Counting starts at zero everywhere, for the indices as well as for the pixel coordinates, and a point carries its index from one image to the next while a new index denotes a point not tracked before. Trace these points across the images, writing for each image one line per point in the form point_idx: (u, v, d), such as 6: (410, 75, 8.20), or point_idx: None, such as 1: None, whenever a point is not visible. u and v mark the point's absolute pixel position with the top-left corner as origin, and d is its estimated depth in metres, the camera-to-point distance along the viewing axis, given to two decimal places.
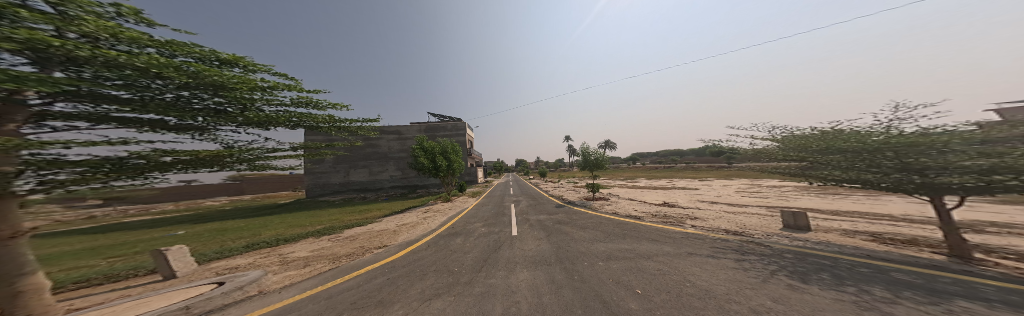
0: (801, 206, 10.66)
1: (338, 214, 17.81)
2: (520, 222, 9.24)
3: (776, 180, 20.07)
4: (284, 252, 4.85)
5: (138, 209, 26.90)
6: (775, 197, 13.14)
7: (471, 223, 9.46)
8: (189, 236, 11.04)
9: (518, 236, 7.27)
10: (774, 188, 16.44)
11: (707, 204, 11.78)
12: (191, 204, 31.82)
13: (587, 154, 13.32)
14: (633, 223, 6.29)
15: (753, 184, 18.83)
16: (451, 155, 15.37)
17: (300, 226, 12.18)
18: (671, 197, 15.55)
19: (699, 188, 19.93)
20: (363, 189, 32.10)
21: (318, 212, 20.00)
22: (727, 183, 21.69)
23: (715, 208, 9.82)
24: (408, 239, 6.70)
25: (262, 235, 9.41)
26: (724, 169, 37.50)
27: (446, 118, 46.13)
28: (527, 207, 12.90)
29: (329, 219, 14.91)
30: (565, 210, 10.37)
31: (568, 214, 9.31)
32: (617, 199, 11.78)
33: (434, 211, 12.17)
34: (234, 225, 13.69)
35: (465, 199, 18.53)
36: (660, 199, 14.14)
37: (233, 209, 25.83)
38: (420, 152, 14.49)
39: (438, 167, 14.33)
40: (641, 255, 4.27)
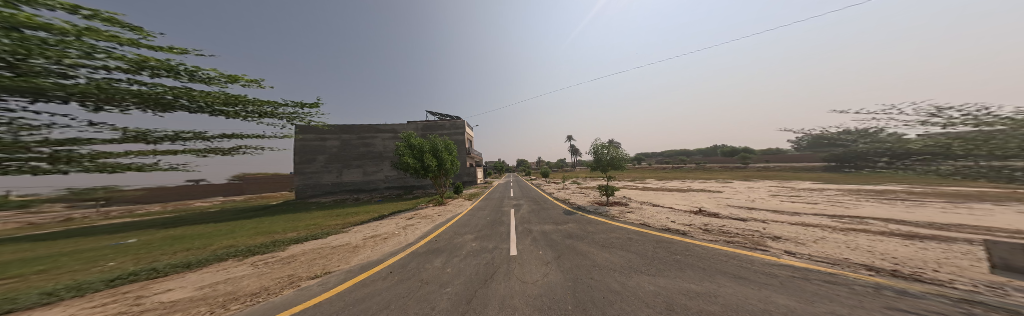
0: (868, 213, 8.62)
1: (322, 218, 16.28)
2: (520, 234, 7.47)
3: (811, 182, 17.78)
4: (150, 292, 3.28)
5: (121, 211, 25.75)
6: (823, 202, 11.09)
7: (460, 235, 7.69)
8: (132, 247, 9.49)
9: (518, 256, 5.46)
10: (814, 191, 14.30)
11: (746, 211, 9.77)
12: (180, 204, 30.66)
13: (601, 153, 11.43)
14: (682, 244, 4.38)
15: (786, 187, 16.61)
16: (443, 153, 13.50)
17: (267, 234, 10.57)
18: (695, 202, 13.51)
19: (722, 191, 17.84)
20: (356, 190, 30.59)
21: (302, 215, 18.45)
22: (753, 185, 19.50)
23: (765, 217, 7.85)
24: (367, 261, 4.97)
25: (209, 248, 7.80)
26: (741, 169, 35.04)
27: (445, 116, 44.94)
28: (529, 213, 11.12)
29: (305, 225, 13.29)
30: (575, 218, 8.57)
31: (580, 224, 7.49)
32: (637, 204, 9.84)
33: (421, 218, 10.48)
34: (201, 231, 12.23)
35: (460, 202, 16.81)
36: (684, 205, 12.16)
37: (219, 211, 24.50)
38: (406, 151, 12.79)
39: (426, 167, 12.55)
40: (731, 310, 2.35)
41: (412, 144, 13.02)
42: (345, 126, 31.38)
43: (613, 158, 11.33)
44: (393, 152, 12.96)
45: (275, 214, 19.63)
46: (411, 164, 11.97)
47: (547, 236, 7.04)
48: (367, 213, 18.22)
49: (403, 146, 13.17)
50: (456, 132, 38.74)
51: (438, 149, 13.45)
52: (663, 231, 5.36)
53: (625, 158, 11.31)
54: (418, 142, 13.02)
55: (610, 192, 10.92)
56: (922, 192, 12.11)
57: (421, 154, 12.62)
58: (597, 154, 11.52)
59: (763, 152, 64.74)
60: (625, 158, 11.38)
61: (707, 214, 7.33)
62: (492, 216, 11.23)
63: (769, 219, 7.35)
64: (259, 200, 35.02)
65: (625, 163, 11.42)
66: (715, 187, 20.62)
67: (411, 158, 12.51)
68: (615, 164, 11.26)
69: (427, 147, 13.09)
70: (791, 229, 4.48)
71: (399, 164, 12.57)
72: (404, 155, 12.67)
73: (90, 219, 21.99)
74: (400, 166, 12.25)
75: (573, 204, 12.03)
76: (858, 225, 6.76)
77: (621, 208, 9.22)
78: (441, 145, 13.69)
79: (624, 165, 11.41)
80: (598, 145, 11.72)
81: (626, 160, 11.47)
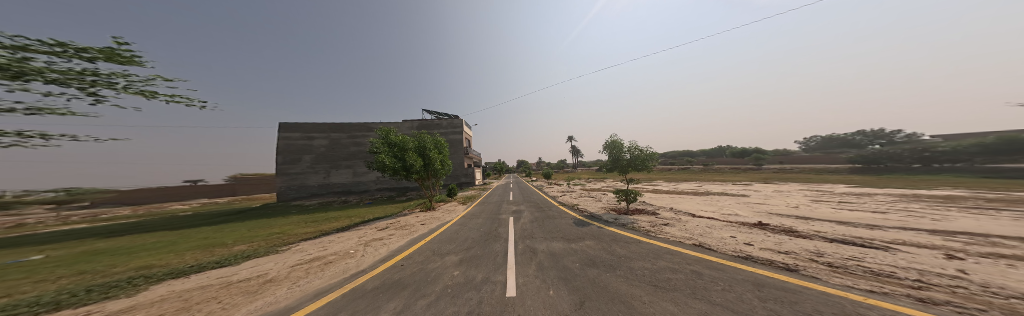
0: (971, 227, 6.64)
1: (295, 224, 14.25)
2: (521, 256, 5.55)
3: (850, 187, 15.83)
4: None
5: (85, 216, 23.51)
6: (891, 210, 9.13)
7: (439, 256, 5.71)
8: (21, 266, 7.41)
9: (517, 302, 3.44)
10: (864, 196, 12.32)
11: (804, 223, 7.74)
12: (154, 208, 28.36)
13: (619, 151, 9.41)
14: (836, 294, 2.27)
15: (822, 192, 14.67)
16: (429, 150, 11.45)
17: (210, 248, 8.60)
18: (727, 208, 11.49)
19: (747, 194, 15.99)
20: (345, 192, 28.60)
21: (274, 220, 16.41)
22: (780, 188, 17.60)
23: (845, 233, 5.84)
24: (261, 309, 2.93)
25: (102, 274, 5.79)
26: (756, 171, 33.47)
27: (443, 115, 43.57)
28: (531, 223, 9.22)
29: (264, 234, 11.20)
30: (592, 232, 6.62)
31: (603, 243, 5.54)
32: (667, 213, 7.86)
33: (400, 227, 8.53)
34: (139, 242, 10.22)
35: (452, 206, 14.89)
36: (715, 213, 10.19)
37: (192, 215, 22.40)
38: (384, 148, 10.85)
39: (408, 167, 10.53)
40: None
41: (391, 141, 11.06)
42: (334, 124, 29.51)
43: (633, 159, 9.30)
44: (368, 150, 11.07)
45: (248, 218, 17.61)
46: (388, 164, 9.99)
47: (557, 261, 5.09)
48: (349, 218, 16.22)
49: (380, 143, 11.26)
50: (453, 131, 36.94)
51: (423, 146, 11.40)
52: (744, 261, 3.34)
53: (650, 158, 9.17)
54: (399, 138, 11.02)
55: (631, 197, 8.92)
56: (1004, 199, 10.12)
57: (401, 153, 10.62)
58: (613, 153, 9.53)
59: (774, 153, 63.67)
60: (649, 158, 9.25)
61: (776, 228, 5.30)
62: (487, 227, 9.29)
63: (856, 236, 5.34)
64: (242, 202, 32.83)
65: (650, 163, 9.33)
66: (737, 190, 18.67)
67: (389, 157, 10.55)
68: (636, 164, 9.23)
69: (410, 144, 11.10)
70: (1022, 277, 2.41)
71: (374, 164, 10.65)
72: (381, 153, 10.73)
73: (44, 225, 19.75)
74: (375, 166, 10.29)
75: (584, 211, 10.02)
76: (1001, 249, 4.69)
77: (648, 218, 7.23)
78: (427, 142, 11.61)
79: (647, 166, 9.29)
80: (614, 142, 9.73)
81: (651, 160, 9.37)
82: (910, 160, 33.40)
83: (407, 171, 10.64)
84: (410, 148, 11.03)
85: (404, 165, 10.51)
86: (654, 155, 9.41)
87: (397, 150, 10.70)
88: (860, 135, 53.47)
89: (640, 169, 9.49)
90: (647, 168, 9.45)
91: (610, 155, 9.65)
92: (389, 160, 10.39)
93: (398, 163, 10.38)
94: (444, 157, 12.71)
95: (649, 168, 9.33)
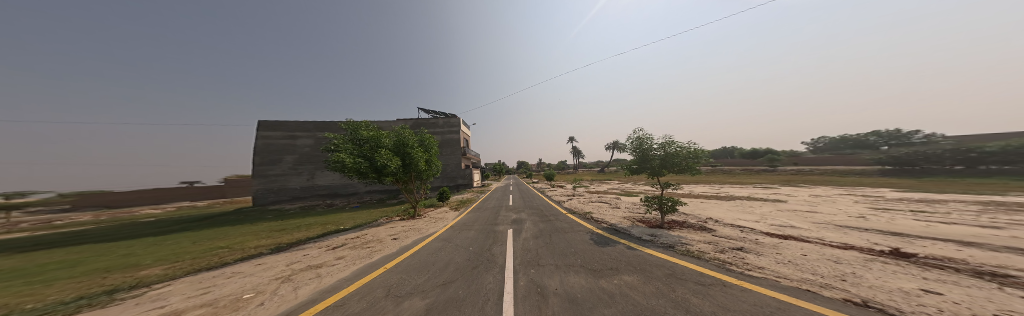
0: None
1: (255, 234, 12.09)
2: (524, 307, 3.36)
3: (902, 192, 13.89)
4: None
5: (37, 222, 21.17)
6: (998, 225, 7.14)
7: (390, 306, 3.52)
8: None
9: None
10: (932, 203, 10.39)
11: (909, 244, 5.65)
12: (119, 212, 25.91)
13: (648, 149, 7.17)
14: None
15: (872, 198, 12.70)
16: (408, 147, 9.31)
17: (103, 274, 6.37)
18: (774, 219, 9.37)
19: (780, 199, 14.09)
20: (332, 195, 26.54)
21: (237, 228, 14.22)
22: (815, 192, 15.70)
23: (1022, 268, 3.78)
24: None
25: None
26: (773, 172, 31.86)
27: (440, 114, 41.86)
28: (536, 240, 7.11)
29: (199, 250, 8.92)
30: (627, 259, 4.48)
31: (656, 284, 3.39)
32: (721, 227, 5.73)
33: (361, 246, 6.33)
34: (35, 262, 8.00)
35: (442, 214, 12.77)
36: (765, 226, 8.11)
37: (155, 221, 20.16)
38: (347, 146, 8.75)
39: (378, 168, 8.36)
40: None
41: (358, 137, 9.03)
42: (321, 123, 27.49)
43: (672, 158, 6.91)
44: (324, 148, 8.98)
45: (212, 225, 15.54)
46: (345, 163, 7.78)
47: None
48: (324, 226, 14.07)
49: (345, 140, 9.23)
50: (450, 131, 34.92)
51: (400, 142, 9.28)
52: None
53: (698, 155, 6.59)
54: (368, 134, 8.94)
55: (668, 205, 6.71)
56: None
57: (369, 151, 8.49)
58: (640, 151, 7.31)
59: (783, 154, 62.65)
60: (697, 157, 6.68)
61: (952, 267, 3.11)
62: (479, 244, 7.20)
63: None
64: (221, 206, 30.53)
65: (697, 163, 6.83)
66: (766, 193, 16.64)
67: (352, 156, 8.39)
68: (675, 164, 6.89)
69: (383, 140, 9.00)
70: None
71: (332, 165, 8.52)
72: (343, 152, 8.60)
73: None
74: (333, 167, 8.15)
75: (604, 222, 7.90)
76: None
77: (702, 235, 5.11)
78: (407, 138, 9.50)
79: (693, 166, 6.76)
80: (640, 137, 7.55)
81: (697, 158, 6.86)
82: (948, 161, 31.58)
83: (377, 173, 8.48)
84: (383, 146, 8.91)
85: (373, 165, 8.36)
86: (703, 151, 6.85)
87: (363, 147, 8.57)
88: (873, 136, 52.81)
89: (681, 170, 7.07)
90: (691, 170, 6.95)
91: (635, 153, 7.47)
92: (350, 159, 8.24)
93: (363, 162, 8.24)
94: (430, 156, 10.61)
95: (696, 169, 6.79)
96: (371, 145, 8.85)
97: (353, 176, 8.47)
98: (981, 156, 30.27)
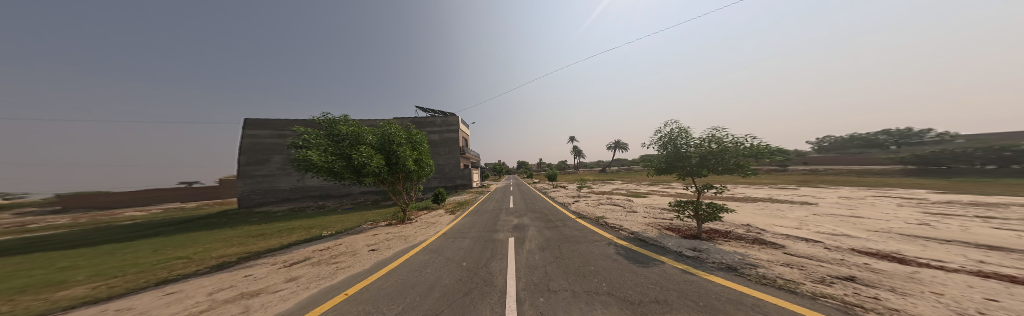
0: None
1: (227, 240, 10.87)
2: None
3: (944, 194, 12.58)
4: None
5: (8, 226, 19.97)
6: None
7: None
8: None
9: None
10: (993, 208, 9.10)
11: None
12: (100, 215, 24.75)
13: (682, 146, 5.87)
14: None
15: (915, 200, 11.39)
16: (393, 144, 8.05)
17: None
18: (814, 224, 8.16)
19: (807, 201, 12.83)
20: (323, 196, 25.31)
21: (210, 233, 12.95)
22: (844, 194, 14.39)
23: None
24: None
25: None
26: (786, 172, 30.75)
27: (439, 112, 40.70)
28: (543, 254, 5.86)
29: (146, 262, 7.64)
30: (678, 289, 3.19)
31: None
32: (784, 242, 4.39)
33: (325, 261, 4.98)
34: None
35: (435, 217, 11.52)
36: (810, 233, 6.92)
37: (133, 224, 18.97)
38: (321, 142, 7.53)
39: (355, 167, 7.06)
40: None
41: (335, 132, 7.84)
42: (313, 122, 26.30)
43: (715, 155, 5.46)
44: (291, 145, 7.68)
45: (187, 230, 14.37)
46: (312, 162, 6.44)
47: None
48: (307, 231, 12.87)
49: (321, 136, 8.03)
50: (449, 130, 33.70)
51: (384, 138, 8.03)
52: None
53: (753, 152, 5.06)
54: (348, 129, 7.75)
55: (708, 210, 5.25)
56: None
57: (345, 148, 7.23)
58: (671, 146, 6.01)
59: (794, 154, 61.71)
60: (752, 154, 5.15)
61: None
62: (473, 258, 5.95)
63: None
64: (209, 208, 29.31)
65: (754, 163, 5.22)
66: (788, 195, 15.36)
67: (325, 154, 7.13)
68: (718, 164, 5.45)
69: (364, 136, 7.78)
70: None
71: (300, 163, 7.23)
72: (314, 149, 7.35)
73: None
74: (300, 167, 6.87)
75: (623, 230, 6.57)
76: None
77: (770, 252, 3.76)
78: (393, 134, 8.28)
79: (744, 166, 5.23)
80: (674, 131, 6.19)
81: (756, 157, 5.22)
82: (980, 160, 30.51)
83: (354, 174, 7.18)
84: (364, 142, 7.64)
85: (349, 164, 7.08)
86: (762, 147, 5.27)
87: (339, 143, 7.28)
88: (883, 135, 52.04)
89: (728, 171, 5.54)
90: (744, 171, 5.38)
91: (664, 148, 6.20)
92: (322, 157, 6.98)
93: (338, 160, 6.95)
94: (420, 155, 9.36)
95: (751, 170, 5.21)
96: (349, 142, 7.59)
97: (325, 177, 7.18)
98: (1018, 156, 29.39)
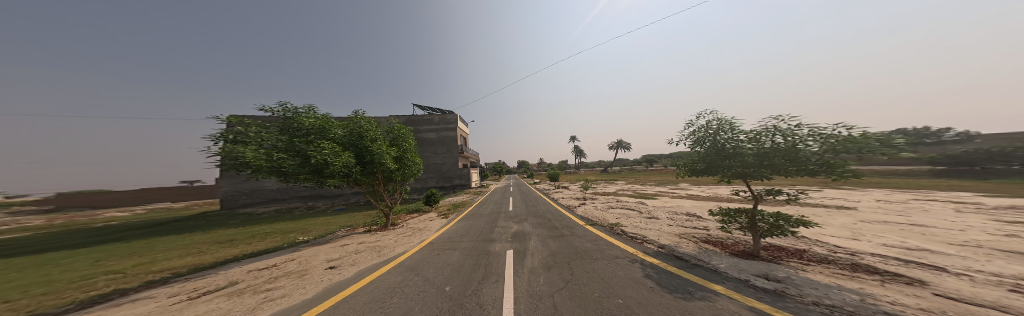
0: None
1: (189, 247, 9.62)
2: None
3: (999, 198, 11.18)
4: None
5: None
6: None
7: None
8: None
9: None
10: None
11: None
12: (80, 216, 23.55)
13: (722, 144, 4.34)
14: None
15: (969, 206, 10.02)
16: (364, 139, 6.77)
17: None
18: (873, 234, 6.74)
19: (842, 206, 11.43)
20: (313, 197, 24.10)
21: (177, 238, 11.70)
22: (879, 198, 13.01)
23: None
24: None
25: None
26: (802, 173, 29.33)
27: (436, 110, 39.44)
28: (547, 277, 4.51)
29: (69, 277, 6.34)
30: None
31: None
32: (906, 270, 2.93)
33: (251, 288, 3.63)
34: None
35: (425, 222, 10.22)
36: (878, 248, 5.56)
37: (107, 227, 17.75)
38: (269, 135, 5.94)
39: (313, 166, 5.71)
40: None
41: (290, 124, 6.24)
42: None
43: (770, 149, 3.82)
44: (222, 139, 5.99)
45: (159, 233, 13.22)
46: (248, 160, 4.96)
47: None
48: (284, 235, 11.64)
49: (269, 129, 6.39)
50: (446, 128, 32.34)
51: (355, 133, 6.75)
52: None
53: (839, 142, 3.29)
54: (309, 122, 6.29)
55: (773, 222, 3.68)
56: None
57: (304, 143, 5.83)
58: (701, 140, 4.63)
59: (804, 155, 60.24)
60: (839, 145, 3.33)
61: None
62: (460, 281, 4.63)
63: None
64: (197, 208, 28.18)
65: (841, 164, 3.33)
66: (815, 198, 13.97)
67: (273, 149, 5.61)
68: (780, 165, 3.69)
69: (329, 129, 6.45)
70: None
71: (233, 164, 5.56)
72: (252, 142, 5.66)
73: None
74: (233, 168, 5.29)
75: (649, 242, 5.16)
76: None
77: (910, 293, 2.36)
78: (366, 128, 7.02)
79: (829, 164, 3.39)
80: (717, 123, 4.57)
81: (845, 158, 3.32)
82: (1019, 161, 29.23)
83: (313, 174, 5.85)
84: (326, 136, 6.29)
85: (307, 163, 5.71)
86: (869, 136, 3.34)
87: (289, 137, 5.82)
88: None
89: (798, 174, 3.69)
90: (837, 173, 3.45)
91: (698, 145, 4.76)
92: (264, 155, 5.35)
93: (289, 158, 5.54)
94: (402, 152, 8.18)
95: (846, 170, 3.31)
96: (305, 135, 6.16)
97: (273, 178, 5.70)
98: None
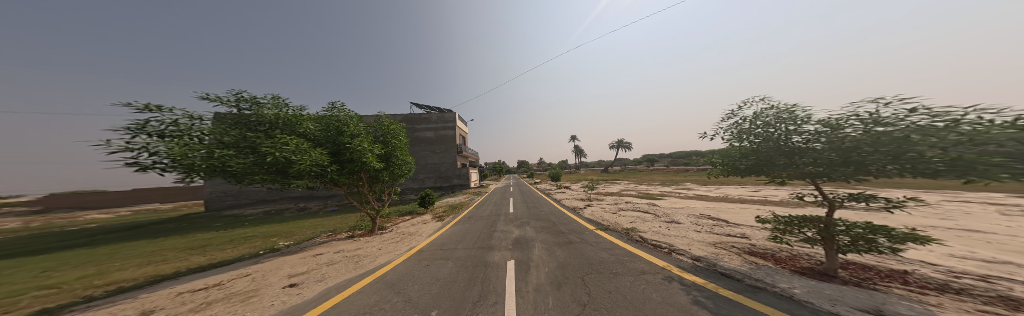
0: None
1: (152, 255, 8.64)
2: None
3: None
4: None
5: None
6: None
7: None
8: None
9: None
10: None
11: None
12: (60, 218, 22.47)
13: (781, 134, 3.20)
14: None
15: (1010, 208, 9.18)
16: (344, 135, 5.99)
17: None
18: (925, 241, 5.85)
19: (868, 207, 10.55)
20: (305, 198, 23.14)
21: (147, 243, 10.73)
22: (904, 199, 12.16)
23: None
24: None
25: None
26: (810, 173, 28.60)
27: (434, 109, 38.44)
28: (556, 299, 3.57)
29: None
30: None
31: None
32: None
33: None
34: None
35: (416, 226, 9.24)
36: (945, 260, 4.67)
37: (84, 230, 16.77)
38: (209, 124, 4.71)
39: (275, 165, 4.80)
40: None
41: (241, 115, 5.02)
42: None
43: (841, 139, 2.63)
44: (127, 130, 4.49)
45: (132, 238, 12.27)
46: (178, 158, 3.88)
47: None
48: (262, 240, 10.67)
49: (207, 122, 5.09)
50: (444, 126, 31.35)
51: (332, 128, 5.97)
52: None
53: (974, 124, 1.96)
54: (272, 114, 5.22)
55: (858, 235, 2.54)
56: None
57: (263, 138, 4.84)
58: (750, 132, 3.55)
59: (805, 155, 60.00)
60: (978, 131, 1.95)
61: None
62: (450, 302, 3.70)
63: None
64: (186, 209, 27.19)
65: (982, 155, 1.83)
66: None
67: (219, 142, 4.54)
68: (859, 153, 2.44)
69: (300, 123, 5.53)
70: None
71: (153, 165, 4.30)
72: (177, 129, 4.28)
73: None
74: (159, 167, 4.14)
75: (681, 253, 4.23)
76: None
77: None
78: (346, 123, 6.22)
79: (950, 158, 1.97)
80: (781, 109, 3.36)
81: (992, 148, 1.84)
82: None
83: (274, 175, 5.00)
84: (295, 131, 5.36)
85: (268, 162, 4.75)
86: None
87: (239, 131, 4.77)
88: None
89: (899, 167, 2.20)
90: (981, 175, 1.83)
91: (745, 138, 3.63)
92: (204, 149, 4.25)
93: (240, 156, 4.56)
94: (389, 151, 7.32)
95: (990, 168, 1.80)
96: (264, 129, 5.15)
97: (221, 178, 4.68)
98: None
